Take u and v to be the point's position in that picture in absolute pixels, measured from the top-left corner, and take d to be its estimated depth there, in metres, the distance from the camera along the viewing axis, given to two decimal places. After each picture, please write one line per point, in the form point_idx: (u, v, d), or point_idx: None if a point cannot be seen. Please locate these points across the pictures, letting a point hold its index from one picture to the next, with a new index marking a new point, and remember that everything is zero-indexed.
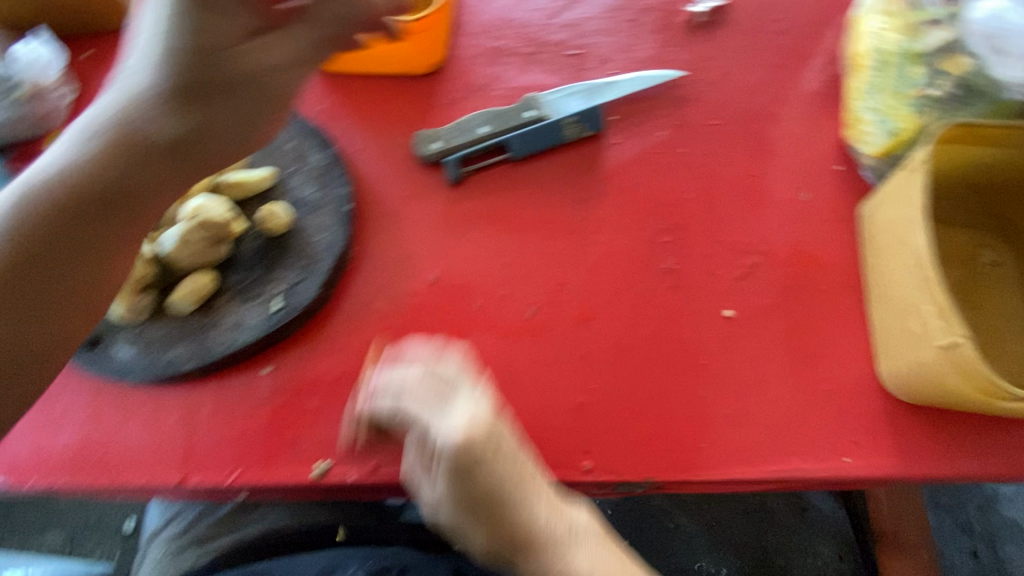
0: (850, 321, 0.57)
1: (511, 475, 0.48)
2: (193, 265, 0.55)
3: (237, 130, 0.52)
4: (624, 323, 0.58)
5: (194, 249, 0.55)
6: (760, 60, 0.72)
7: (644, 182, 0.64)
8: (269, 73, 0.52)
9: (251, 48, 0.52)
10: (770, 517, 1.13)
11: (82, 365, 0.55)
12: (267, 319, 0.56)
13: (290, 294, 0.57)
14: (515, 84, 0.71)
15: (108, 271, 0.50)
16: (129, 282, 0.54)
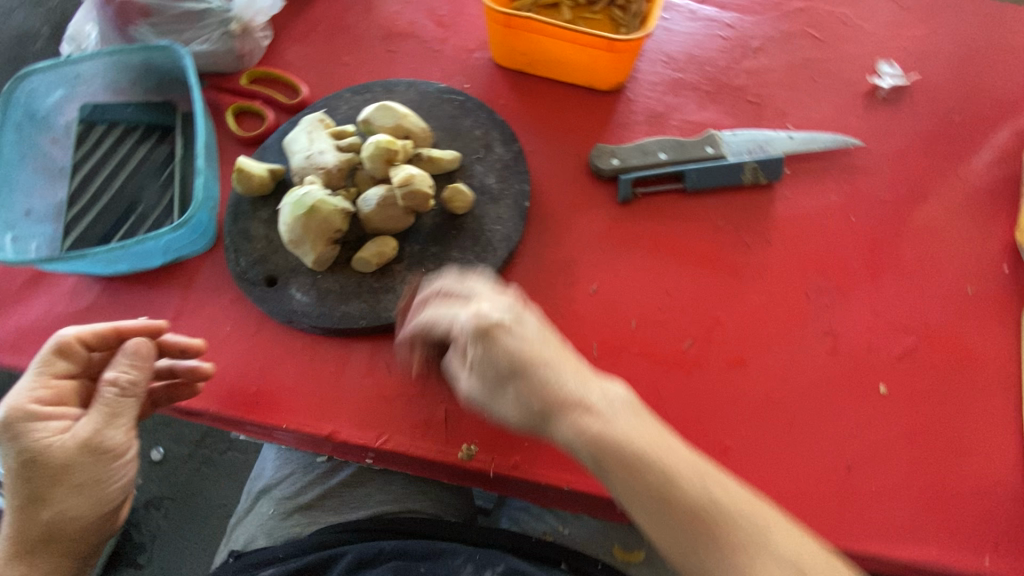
0: (1004, 424, 0.57)
1: (521, 349, 0.49)
2: (382, 229, 0.57)
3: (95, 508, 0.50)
4: (776, 376, 0.58)
5: (390, 214, 0.55)
6: (936, 145, 0.72)
7: (808, 241, 0.65)
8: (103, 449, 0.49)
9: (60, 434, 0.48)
10: None
11: (255, 301, 0.57)
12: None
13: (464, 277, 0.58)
14: (692, 118, 0.72)
15: (326, 221, 0.53)
16: (324, 233, 0.54)
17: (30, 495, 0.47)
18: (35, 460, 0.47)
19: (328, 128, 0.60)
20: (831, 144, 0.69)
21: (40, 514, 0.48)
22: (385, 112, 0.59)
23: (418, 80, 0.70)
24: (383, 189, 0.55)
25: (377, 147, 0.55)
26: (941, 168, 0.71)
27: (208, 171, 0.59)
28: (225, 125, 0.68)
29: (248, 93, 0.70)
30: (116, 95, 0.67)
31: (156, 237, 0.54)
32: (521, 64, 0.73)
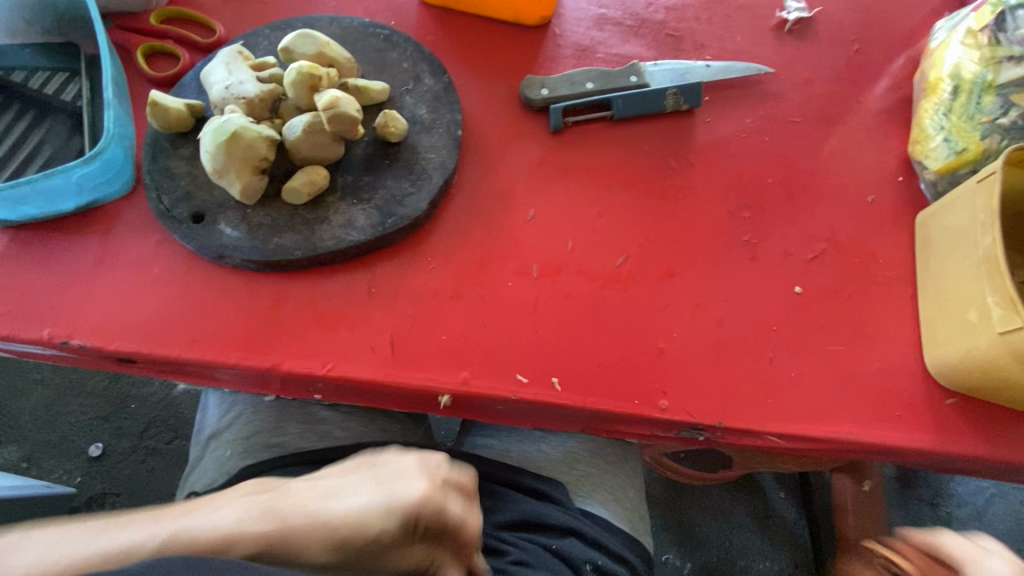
0: (901, 312, 0.63)
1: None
2: (311, 159, 0.56)
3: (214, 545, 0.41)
4: (706, 285, 0.62)
5: (318, 142, 0.55)
6: (838, 71, 0.78)
7: (728, 162, 0.69)
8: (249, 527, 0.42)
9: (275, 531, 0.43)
10: (737, 521, 1.21)
11: (182, 238, 0.55)
12: (376, 224, 0.57)
13: (400, 205, 0.58)
14: (616, 52, 0.74)
15: (254, 144, 0.52)
16: (249, 162, 0.53)
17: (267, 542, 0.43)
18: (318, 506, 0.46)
19: (247, 59, 0.59)
20: (747, 72, 0.73)
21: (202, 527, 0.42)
22: (306, 39, 0.58)
23: (340, 16, 0.68)
24: (308, 116, 0.54)
25: (300, 72, 0.54)
26: (843, 93, 0.76)
27: (119, 108, 0.57)
28: (135, 66, 0.64)
29: (158, 33, 0.66)
30: (10, 37, 0.62)
31: (64, 169, 0.52)
32: (445, 1, 0.73)
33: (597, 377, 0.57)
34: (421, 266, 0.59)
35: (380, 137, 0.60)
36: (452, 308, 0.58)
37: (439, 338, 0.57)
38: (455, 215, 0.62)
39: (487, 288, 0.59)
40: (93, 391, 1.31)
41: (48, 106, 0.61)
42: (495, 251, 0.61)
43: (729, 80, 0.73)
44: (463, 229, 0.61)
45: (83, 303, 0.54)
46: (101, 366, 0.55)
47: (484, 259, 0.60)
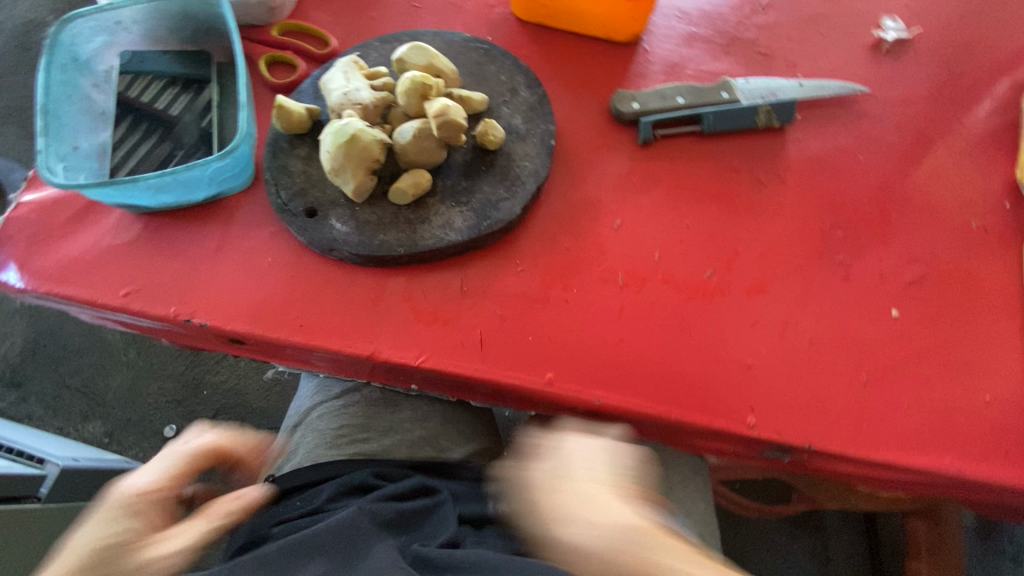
0: (1008, 343, 0.60)
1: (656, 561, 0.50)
2: (416, 163, 0.59)
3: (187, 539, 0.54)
4: (794, 304, 0.61)
5: (425, 147, 0.58)
6: (939, 92, 0.75)
7: (820, 181, 0.68)
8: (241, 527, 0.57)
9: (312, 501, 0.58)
10: (795, 559, 1.16)
11: (297, 230, 0.59)
12: (472, 226, 0.60)
13: (495, 209, 0.61)
14: (706, 69, 0.75)
15: (369, 146, 0.56)
16: (363, 163, 0.57)
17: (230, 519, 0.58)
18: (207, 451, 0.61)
19: (362, 69, 0.63)
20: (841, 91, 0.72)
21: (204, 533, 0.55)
22: (418, 51, 0.61)
23: (443, 31, 0.72)
24: (419, 123, 0.58)
25: (413, 82, 0.58)
26: (945, 114, 0.74)
27: (248, 110, 0.62)
28: (258, 73, 0.70)
29: (279, 44, 0.72)
30: (153, 43, 0.69)
31: (202, 163, 0.57)
32: (541, 17, 0.75)
33: (681, 389, 0.57)
34: (510, 269, 0.61)
35: (477, 145, 0.63)
36: (539, 309, 0.59)
37: (525, 339, 0.58)
38: (544, 222, 0.64)
39: (573, 293, 0.61)
40: (172, 375, 1.40)
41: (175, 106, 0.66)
42: (582, 258, 0.62)
43: (822, 99, 0.72)
44: (551, 234, 0.63)
45: (205, 285, 0.59)
46: (214, 344, 0.60)
47: (571, 265, 0.62)
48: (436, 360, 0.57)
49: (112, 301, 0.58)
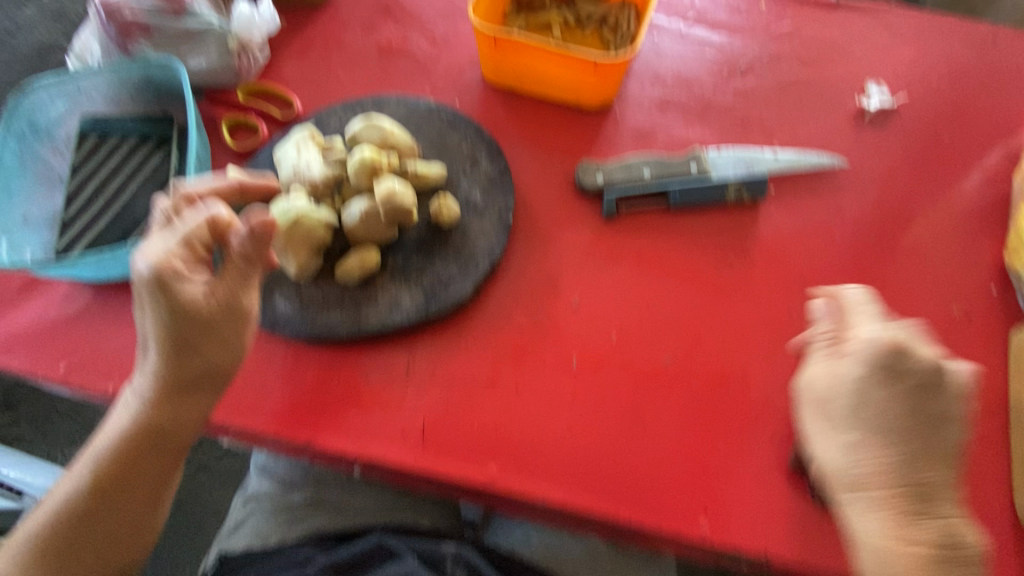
0: (992, 446, 0.56)
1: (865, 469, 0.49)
2: (364, 240, 0.58)
3: (140, 484, 0.52)
4: (759, 395, 0.58)
5: (372, 226, 0.57)
6: (924, 164, 0.72)
7: (793, 260, 0.65)
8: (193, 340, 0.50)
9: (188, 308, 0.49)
10: None
11: None
12: (419, 306, 0.58)
13: (445, 287, 0.59)
14: (679, 137, 0.73)
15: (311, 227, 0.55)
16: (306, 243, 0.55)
17: (173, 335, 0.48)
18: (156, 272, 0.47)
19: (317, 141, 0.62)
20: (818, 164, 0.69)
21: (192, 363, 0.50)
22: (372, 127, 0.61)
23: (409, 96, 0.71)
24: (367, 202, 0.57)
25: (361, 162, 0.57)
26: (929, 189, 0.70)
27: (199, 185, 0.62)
28: (221, 137, 0.70)
29: (244, 108, 0.72)
30: (117, 107, 0.68)
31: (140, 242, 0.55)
32: (510, 81, 0.74)
33: (633, 487, 0.54)
34: (460, 350, 0.58)
35: (430, 219, 0.62)
36: (487, 393, 0.57)
37: (471, 427, 0.55)
38: (499, 298, 0.61)
39: (524, 377, 0.58)
40: None
41: (127, 170, 0.65)
42: (536, 339, 0.60)
43: (798, 172, 0.69)
44: (505, 313, 0.60)
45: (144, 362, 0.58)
46: None
47: (524, 346, 0.59)
48: (374, 448, 0.54)
49: (52, 374, 0.57)
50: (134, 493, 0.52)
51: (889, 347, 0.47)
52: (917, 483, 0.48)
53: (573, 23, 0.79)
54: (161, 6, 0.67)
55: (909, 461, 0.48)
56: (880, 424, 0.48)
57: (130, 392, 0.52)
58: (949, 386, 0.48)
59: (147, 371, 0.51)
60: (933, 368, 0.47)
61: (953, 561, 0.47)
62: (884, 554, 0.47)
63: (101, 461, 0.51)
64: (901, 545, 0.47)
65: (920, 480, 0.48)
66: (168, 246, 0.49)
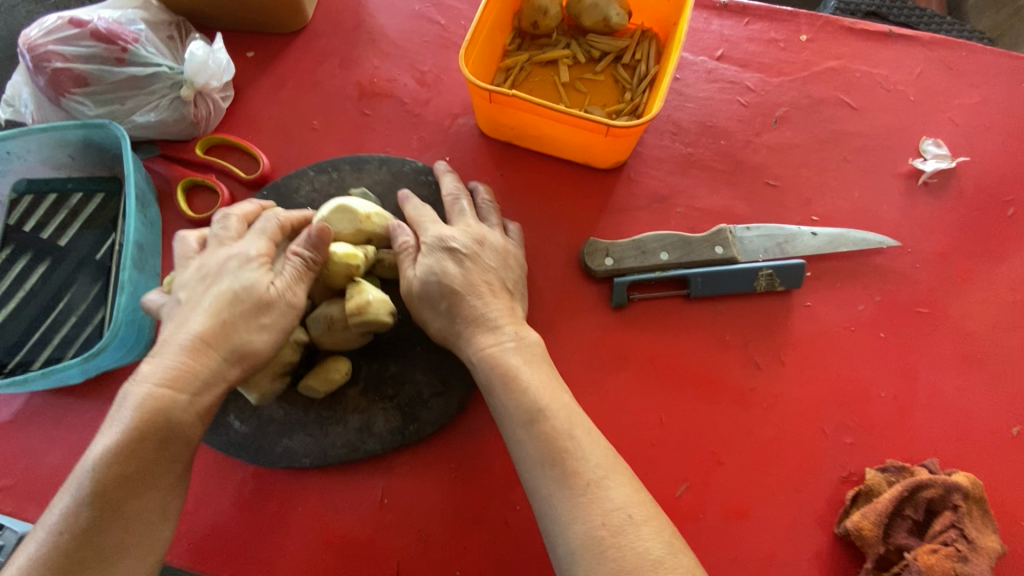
0: None
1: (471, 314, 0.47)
2: (331, 350, 0.50)
3: (133, 495, 0.37)
4: (784, 537, 0.50)
5: (340, 335, 0.49)
6: (985, 240, 0.62)
7: (830, 362, 0.56)
8: (252, 317, 0.43)
9: (256, 285, 0.44)
10: None
11: None
12: (396, 431, 0.50)
13: (423, 407, 0.51)
14: (700, 205, 0.63)
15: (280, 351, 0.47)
16: (271, 368, 0.47)
17: (236, 313, 0.42)
18: (245, 259, 0.45)
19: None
20: (865, 244, 0.59)
21: (237, 346, 0.42)
22: (344, 215, 0.51)
23: (393, 155, 0.62)
24: (335, 311, 0.48)
25: (333, 261, 0.48)
26: (991, 274, 0.60)
27: (134, 286, 0.54)
28: (174, 204, 0.61)
29: (204, 165, 0.62)
30: (56, 169, 0.59)
31: (62, 369, 0.48)
32: (508, 136, 0.64)
33: None
34: (442, 479, 0.51)
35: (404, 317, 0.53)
36: (472, 535, 0.49)
37: (452, 573, 0.49)
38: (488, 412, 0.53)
39: (516, 512, 0.50)
40: None
41: (60, 253, 0.57)
42: None
43: (842, 253, 0.59)
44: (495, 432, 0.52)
45: None
46: None
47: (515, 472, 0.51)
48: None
49: None
50: (131, 494, 0.37)
51: (444, 233, 0.51)
52: (475, 323, 0.47)
53: (583, 60, 0.68)
54: (99, 52, 0.58)
55: (447, 313, 0.48)
56: (428, 295, 0.48)
57: (132, 382, 0.39)
58: (489, 246, 0.52)
59: (172, 345, 0.41)
60: (442, 235, 0.51)
61: (535, 353, 0.46)
62: (540, 392, 0.43)
63: (96, 469, 0.37)
64: (520, 375, 0.44)
65: (424, 295, 0.48)
66: (250, 242, 0.47)
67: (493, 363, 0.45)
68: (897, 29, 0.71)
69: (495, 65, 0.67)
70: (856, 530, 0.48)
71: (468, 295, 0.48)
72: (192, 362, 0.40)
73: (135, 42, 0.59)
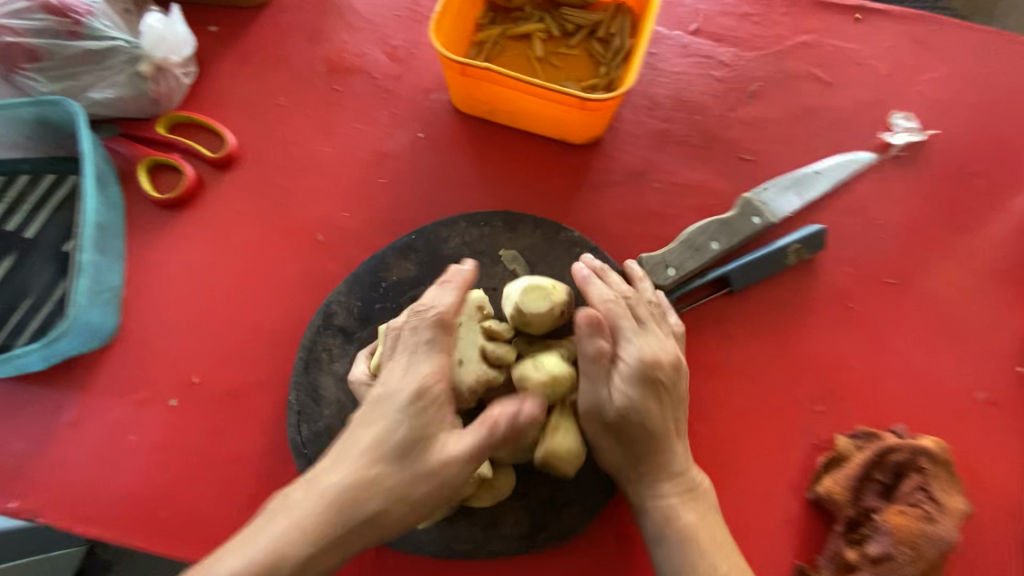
0: (1009, 558, 0.51)
1: (655, 458, 0.46)
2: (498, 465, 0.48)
3: None
4: (757, 504, 0.51)
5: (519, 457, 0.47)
6: (953, 210, 0.63)
7: (803, 334, 0.57)
8: (424, 478, 0.39)
9: (440, 441, 0.40)
10: None
11: None
12: (523, 534, 0.50)
13: (557, 515, 0.50)
14: (676, 180, 0.63)
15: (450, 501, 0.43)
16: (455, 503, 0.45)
17: (410, 473, 0.39)
18: (411, 394, 0.40)
19: (485, 316, 0.48)
20: (853, 162, 0.64)
21: (393, 507, 0.38)
22: (538, 295, 0.47)
23: (547, 217, 0.56)
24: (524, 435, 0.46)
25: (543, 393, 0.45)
26: (958, 245, 0.62)
27: (95, 270, 0.53)
28: (137, 184, 0.59)
29: (167, 144, 0.60)
30: (10, 148, 0.57)
31: (20, 354, 0.47)
32: (482, 112, 0.62)
33: None
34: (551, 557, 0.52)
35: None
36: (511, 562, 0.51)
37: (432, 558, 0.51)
38: None
39: None
40: None
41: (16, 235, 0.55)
42: None
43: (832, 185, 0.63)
44: None
45: (54, 472, 0.51)
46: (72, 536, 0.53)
47: None
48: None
49: None
50: None
51: (651, 357, 0.46)
52: (662, 469, 0.46)
53: (558, 34, 0.67)
54: (50, 25, 0.56)
55: (628, 450, 0.46)
56: (620, 430, 0.45)
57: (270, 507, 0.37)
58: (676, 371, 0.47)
59: (320, 491, 0.37)
60: (647, 359, 0.45)
61: (704, 501, 0.47)
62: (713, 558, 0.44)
63: None
64: (698, 537, 0.44)
65: (596, 419, 0.46)
66: (426, 362, 0.42)
67: (658, 513, 0.46)
68: (869, 3, 0.72)
69: (468, 39, 0.66)
70: (827, 494, 0.49)
71: (665, 442, 0.46)
72: (330, 518, 0.36)
73: (88, 15, 0.57)
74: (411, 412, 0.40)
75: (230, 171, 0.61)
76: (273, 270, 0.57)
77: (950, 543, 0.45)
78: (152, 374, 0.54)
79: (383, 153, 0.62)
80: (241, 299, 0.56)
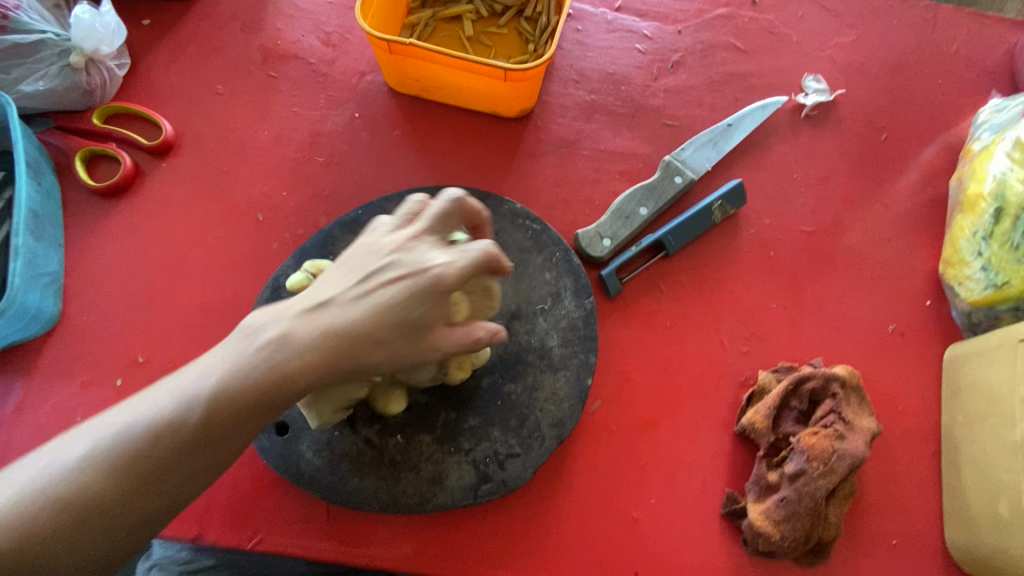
0: (921, 471, 0.55)
1: None
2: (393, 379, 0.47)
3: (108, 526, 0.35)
4: (690, 440, 0.55)
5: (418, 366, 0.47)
6: (863, 162, 0.68)
7: (728, 281, 0.60)
8: (396, 313, 0.37)
9: (430, 272, 0.38)
10: None
11: (262, 451, 0.49)
12: (468, 487, 0.49)
13: (500, 468, 0.49)
14: (605, 147, 0.67)
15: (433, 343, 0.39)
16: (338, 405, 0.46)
17: (404, 298, 0.37)
18: (441, 277, 0.37)
19: None
20: (764, 109, 0.67)
21: (374, 330, 0.37)
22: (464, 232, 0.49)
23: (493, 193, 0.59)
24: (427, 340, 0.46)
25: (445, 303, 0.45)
26: (868, 193, 0.66)
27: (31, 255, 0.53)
28: (74, 174, 0.59)
29: (104, 134, 0.61)
30: None
31: None
32: (415, 89, 0.65)
33: (559, 551, 0.51)
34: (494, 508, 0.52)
35: (498, 364, 0.52)
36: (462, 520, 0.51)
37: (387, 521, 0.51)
38: None
39: None
40: None
41: None
42: None
43: (749, 135, 0.67)
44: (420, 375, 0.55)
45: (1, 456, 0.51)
46: None
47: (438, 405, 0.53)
48: (342, 559, 0.50)
49: None
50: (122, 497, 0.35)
51: None
52: None
53: (486, 15, 0.70)
54: None
55: None
56: None
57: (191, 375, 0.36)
58: None
59: (306, 319, 0.37)
60: None
61: None
62: None
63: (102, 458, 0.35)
64: None
65: None
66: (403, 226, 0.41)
67: None
68: None
69: (399, 22, 0.68)
70: (750, 425, 0.53)
71: None
72: (303, 349, 0.36)
73: (16, 9, 0.58)
74: (397, 253, 0.38)
75: (169, 158, 0.62)
76: (216, 250, 0.59)
77: (858, 458, 0.49)
78: (97, 357, 0.55)
79: (321, 133, 0.64)
80: (185, 280, 0.58)
